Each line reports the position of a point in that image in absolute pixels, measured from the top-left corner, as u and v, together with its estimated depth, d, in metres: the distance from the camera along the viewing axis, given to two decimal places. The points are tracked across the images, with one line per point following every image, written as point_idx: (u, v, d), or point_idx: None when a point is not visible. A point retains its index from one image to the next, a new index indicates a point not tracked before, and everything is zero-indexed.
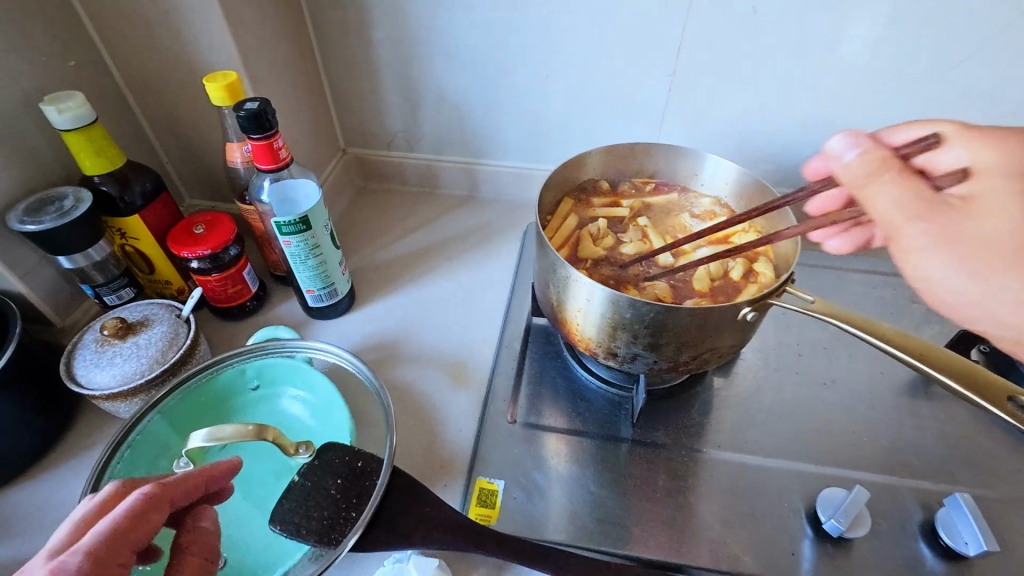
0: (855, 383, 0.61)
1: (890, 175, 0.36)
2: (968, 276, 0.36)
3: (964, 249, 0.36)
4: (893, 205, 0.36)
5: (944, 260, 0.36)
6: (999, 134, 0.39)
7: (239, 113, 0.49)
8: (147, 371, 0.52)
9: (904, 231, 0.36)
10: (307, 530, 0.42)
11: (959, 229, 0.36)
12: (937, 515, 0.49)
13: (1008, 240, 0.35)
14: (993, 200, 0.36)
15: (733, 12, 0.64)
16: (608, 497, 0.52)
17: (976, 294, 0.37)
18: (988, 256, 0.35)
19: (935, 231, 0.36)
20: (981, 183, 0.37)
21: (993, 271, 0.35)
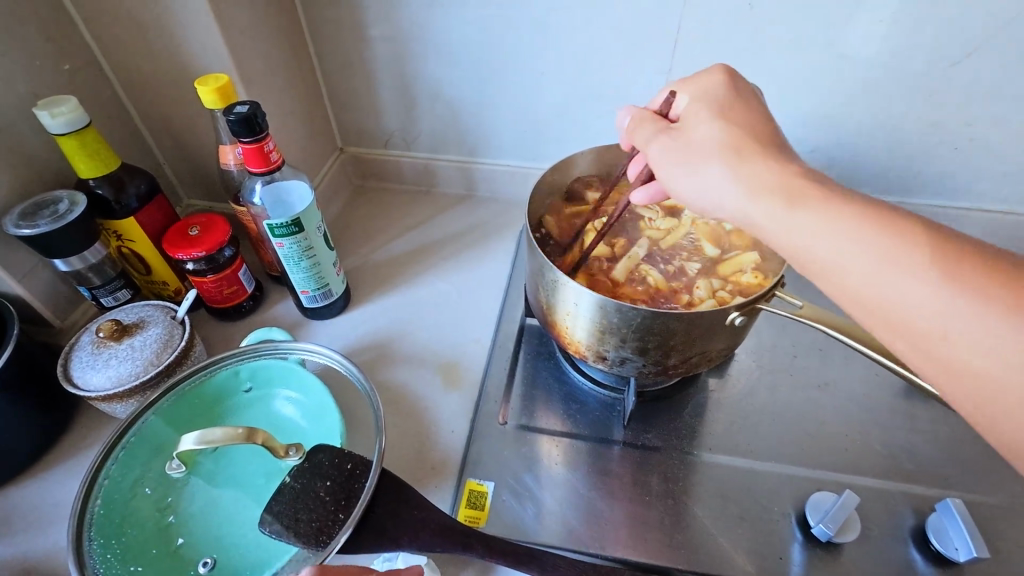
0: (850, 385, 0.61)
1: (647, 122, 0.44)
2: (704, 179, 0.38)
3: (683, 156, 0.40)
4: (642, 136, 0.44)
5: (677, 168, 0.40)
6: (700, 76, 0.45)
7: (229, 117, 0.49)
8: (142, 372, 0.53)
9: (648, 149, 0.43)
10: (296, 533, 0.43)
11: (688, 140, 0.40)
12: (928, 521, 0.48)
13: (710, 140, 0.39)
14: (699, 116, 0.41)
15: (728, 9, 0.63)
16: (597, 500, 0.52)
17: (714, 193, 0.38)
18: (700, 157, 0.39)
19: (674, 157, 0.40)
20: (692, 109, 0.42)
21: (701, 170, 0.38)
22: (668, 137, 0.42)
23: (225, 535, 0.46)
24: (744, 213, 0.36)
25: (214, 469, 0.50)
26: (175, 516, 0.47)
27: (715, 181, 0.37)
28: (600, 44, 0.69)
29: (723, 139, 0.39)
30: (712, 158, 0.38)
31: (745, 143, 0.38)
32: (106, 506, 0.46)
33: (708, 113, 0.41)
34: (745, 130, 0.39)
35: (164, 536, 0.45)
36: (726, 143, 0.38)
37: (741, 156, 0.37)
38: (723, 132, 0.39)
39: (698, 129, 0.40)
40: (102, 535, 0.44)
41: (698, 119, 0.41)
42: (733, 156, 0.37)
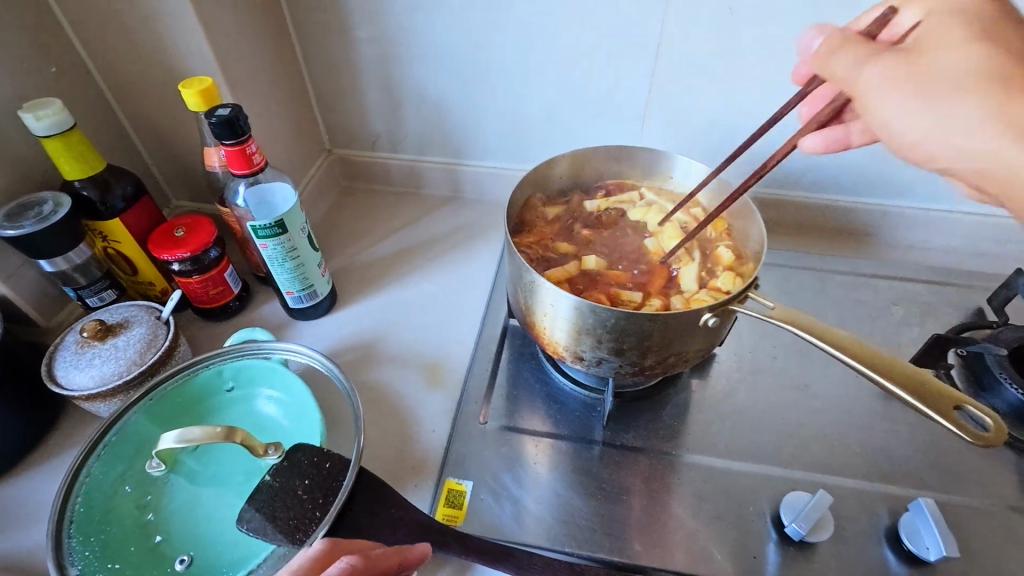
0: (828, 386, 0.61)
1: (844, 48, 0.39)
2: (925, 115, 0.37)
3: (937, 87, 0.37)
4: (845, 64, 0.39)
5: (913, 103, 0.37)
6: None
7: (211, 119, 0.50)
8: (125, 372, 0.53)
9: (868, 72, 0.38)
10: (273, 530, 0.43)
11: (922, 66, 0.38)
12: (901, 521, 0.49)
13: (960, 67, 0.37)
14: (942, 45, 0.38)
15: (711, 13, 0.63)
16: (576, 499, 0.53)
17: (947, 132, 0.37)
18: (943, 91, 0.37)
19: (916, 90, 0.37)
20: (929, 29, 0.40)
21: (947, 104, 0.37)
22: (904, 60, 0.38)
23: (203, 533, 0.46)
24: (980, 154, 0.37)
25: (194, 467, 0.50)
26: (154, 514, 0.47)
27: (964, 118, 0.36)
28: (584, 47, 0.69)
29: (970, 70, 0.37)
30: (973, 93, 0.36)
31: (1012, 78, 0.36)
32: (86, 504, 0.46)
33: (961, 35, 0.38)
34: (1004, 54, 0.37)
35: (143, 533, 0.46)
36: (986, 70, 0.37)
37: (1011, 89, 0.35)
38: (983, 56, 0.37)
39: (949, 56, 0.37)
40: (82, 532, 0.44)
41: (941, 43, 0.38)
42: (1003, 90, 0.36)
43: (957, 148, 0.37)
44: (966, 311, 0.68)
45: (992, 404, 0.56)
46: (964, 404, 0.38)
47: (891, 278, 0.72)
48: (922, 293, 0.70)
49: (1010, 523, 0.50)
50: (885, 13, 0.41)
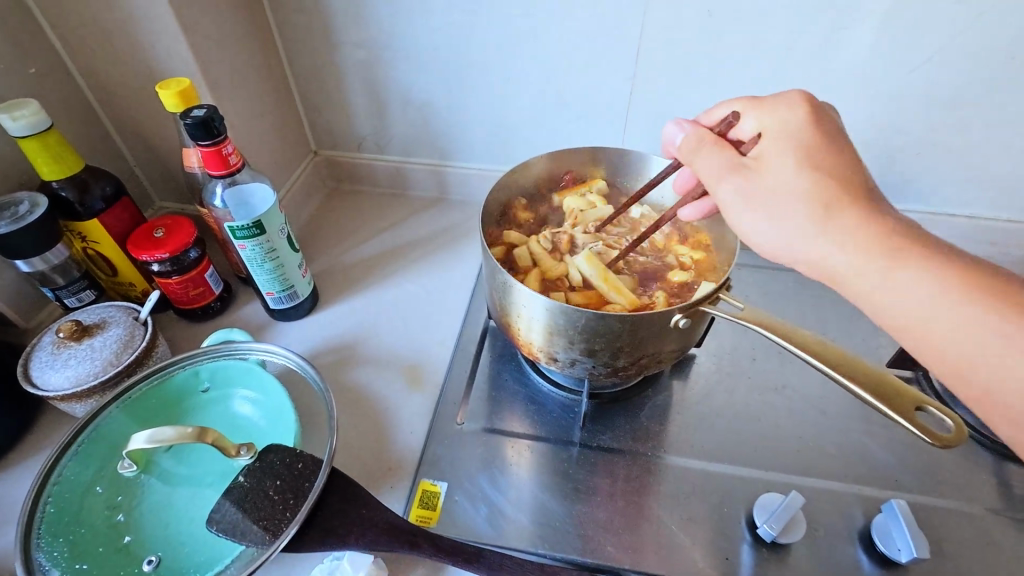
0: (806, 387, 0.61)
1: (707, 146, 0.44)
2: (775, 228, 0.41)
3: (763, 202, 0.41)
4: (707, 168, 0.44)
5: (755, 212, 0.42)
6: (775, 102, 0.46)
7: (186, 120, 0.50)
8: (101, 372, 0.53)
9: (716, 189, 0.44)
10: (243, 531, 0.43)
11: (763, 186, 0.42)
12: (874, 522, 0.49)
13: (790, 186, 0.41)
14: (775, 159, 0.43)
15: (690, 17, 0.64)
16: (551, 501, 0.52)
17: (784, 240, 0.41)
18: (781, 201, 0.41)
19: (750, 200, 0.42)
20: (769, 145, 0.44)
21: (784, 214, 0.41)
22: (745, 177, 0.42)
23: (173, 534, 0.46)
24: (810, 259, 0.40)
25: (167, 468, 0.50)
26: (124, 515, 0.47)
27: (775, 233, 0.41)
28: (565, 48, 0.69)
29: (808, 185, 0.41)
30: (793, 208, 0.40)
31: (840, 200, 0.40)
32: (57, 504, 0.46)
33: (789, 150, 0.42)
34: (830, 176, 0.41)
35: (113, 534, 0.46)
36: (805, 191, 0.40)
37: (831, 213, 0.39)
38: (807, 175, 0.41)
39: (781, 167, 0.42)
40: (51, 532, 0.44)
41: (774, 157, 0.43)
42: (821, 213, 0.40)
43: (784, 256, 0.42)
44: None
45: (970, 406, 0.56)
46: (925, 405, 0.39)
47: None
48: None
49: (986, 525, 0.50)
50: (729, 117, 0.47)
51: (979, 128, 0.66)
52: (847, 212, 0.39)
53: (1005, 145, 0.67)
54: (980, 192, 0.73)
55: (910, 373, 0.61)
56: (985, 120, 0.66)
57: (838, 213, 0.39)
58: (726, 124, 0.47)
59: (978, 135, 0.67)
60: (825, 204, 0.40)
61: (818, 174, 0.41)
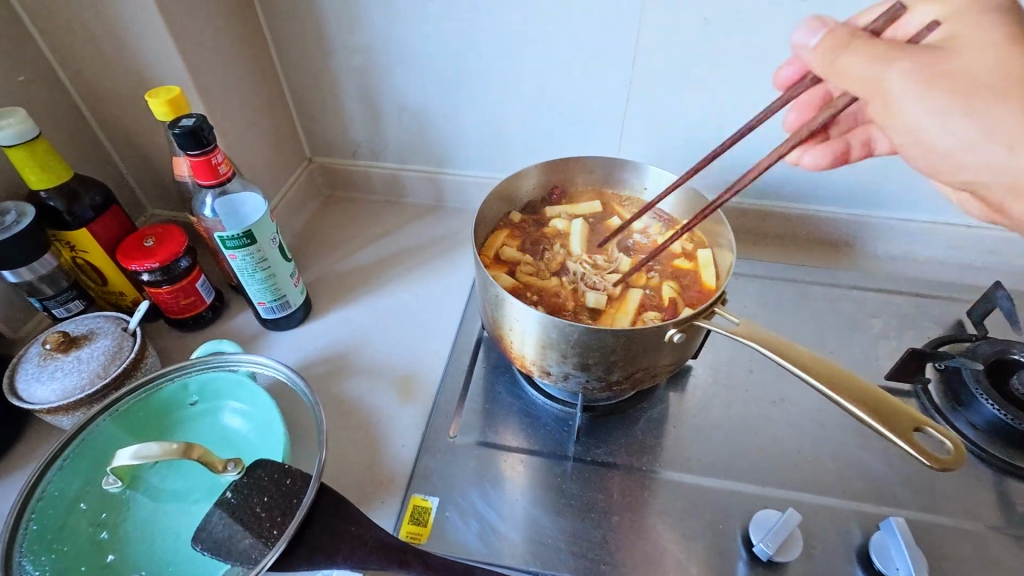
0: (803, 400, 0.60)
1: (855, 45, 0.39)
2: (948, 127, 0.38)
3: (953, 84, 0.37)
4: (864, 66, 0.38)
5: (927, 106, 0.38)
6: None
7: (175, 130, 0.49)
8: (88, 385, 0.52)
9: (888, 74, 0.38)
10: (230, 550, 0.42)
11: (954, 67, 0.37)
12: (872, 539, 0.48)
13: (971, 72, 0.37)
14: (972, 42, 0.38)
15: (688, 22, 0.63)
16: (544, 517, 0.52)
17: (973, 138, 0.38)
18: (959, 95, 0.37)
19: (920, 78, 0.37)
20: (954, 28, 0.39)
21: (969, 117, 0.37)
22: (923, 68, 0.37)
23: (157, 553, 0.46)
24: (986, 160, 0.39)
25: (153, 483, 0.49)
26: (109, 533, 0.47)
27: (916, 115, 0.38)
28: (561, 53, 0.69)
29: (1008, 80, 0.37)
30: (1001, 103, 0.37)
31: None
32: (40, 521, 0.45)
33: (993, 38, 0.38)
34: None
35: (96, 552, 0.45)
36: (1008, 77, 0.37)
37: (1017, 102, 0.36)
38: (1015, 57, 0.37)
39: (981, 59, 0.37)
40: (34, 551, 0.43)
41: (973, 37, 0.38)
42: (1006, 99, 0.36)
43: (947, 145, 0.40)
44: (946, 323, 0.67)
45: (970, 420, 0.55)
46: (924, 426, 0.39)
47: (871, 290, 0.71)
48: (902, 306, 0.69)
49: (986, 543, 0.50)
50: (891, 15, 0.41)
51: None
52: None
53: None
54: None
55: (908, 387, 0.60)
56: None
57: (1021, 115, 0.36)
58: (902, 32, 0.41)
59: None
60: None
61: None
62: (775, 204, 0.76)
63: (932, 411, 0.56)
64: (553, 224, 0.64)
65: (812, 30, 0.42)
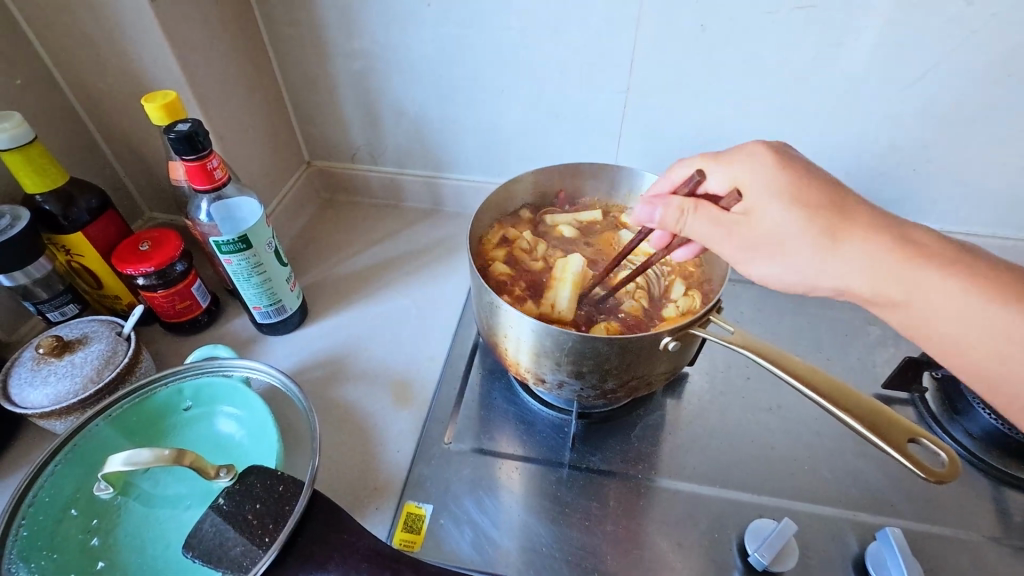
0: (800, 408, 0.60)
1: (693, 212, 0.44)
2: (791, 266, 0.44)
3: (767, 246, 0.44)
4: (704, 233, 0.44)
5: (765, 261, 0.45)
6: (742, 154, 0.47)
7: (170, 135, 0.49)
8: (81, 390, 0.52)
9: (719, 250, 0.45)
10: (219, 558, 0.41)
11: (758, 232, 0.44)
12: (868, 549, 0.48)
13: (783, 230, 0.43)
14: (763, 205, 0.44)
15: (684, 30, 0.63)
16: (539, 525, 0.51)
17: (804, 271, 0.44)
18: (782, 249, 0.43)
19: (757, 254, 0.44)
20: (754, 195, 0.45)
21: (789, 255, 0.44)
22: (733, 238, 0.44)
23: (147, 561, 0.45)
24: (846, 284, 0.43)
25: (145, 489, 0.49)
26: (100, 540, 0.46)
27: (808, 270, 0.43)
28: (558, 60, 0.69)
29: (808, 230, 0.43)
30: (802, 248, 0.43)
31: (824, 227, 0.43)
32: (31, 527, 0.45)
33: (778, 199, 0.43)
34: (815, 209, 0.43)
35: (86, 559, 0.45)
36: (795, 227, 0.43)
37: (834, 238, 0.43)
38: (806, 216, 0.43)
39: (774, 216, 0.43)
40: (24, 557, 0.43)
41: (763, 200, 0.44)
42: (828, 241, 0.43)
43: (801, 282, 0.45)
44: None
45: (967, 429, 0.55)
46: (919, 438, 0.39)
47: None
48: None
49: (983, 553, 0.49)
50: (695, 176, 0.46)
51: (977, 144, 0.66)
52: (867, 235, 0.43)
53: (1002, 162, 0.67)
54: (977, 209, 0.72)
55: (906, 395, 0.60)
56: (983, 137, 0.65)
57: (868, 252, 0.42)
58: (691, 183, 0.46)
59: (976, 152, 0.66)
60: (835, 236, 0.43)
61: (815, 210, 0.43)
62: None
63: (929, 420, 0.57)
64: (560, 230, 0.64)
65: (649, 202, 0.45)
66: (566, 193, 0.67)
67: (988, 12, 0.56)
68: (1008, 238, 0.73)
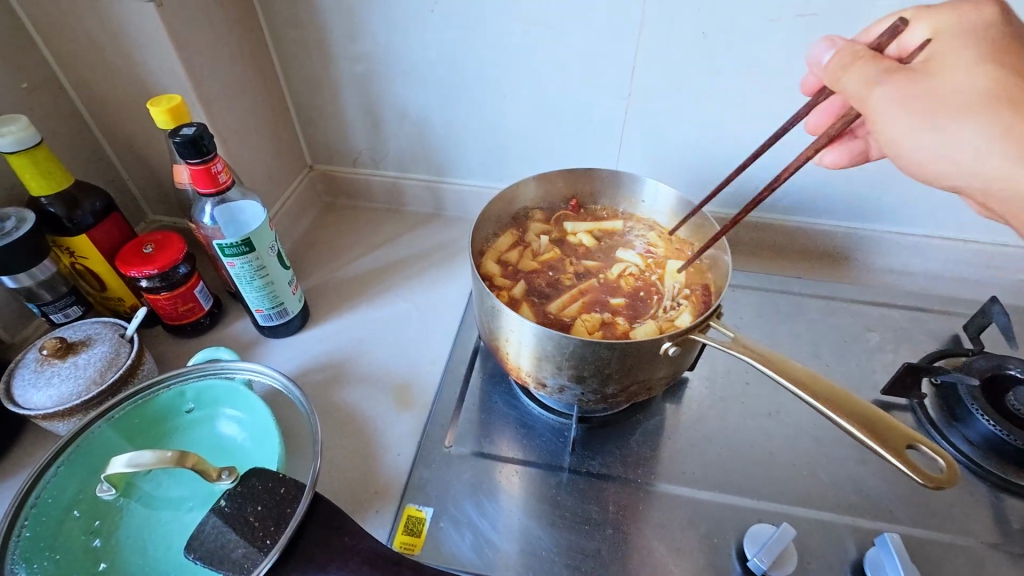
0: (800, 413, 0.60)
1: (861, 63, 0.41)
2: (952, 141, 0.40)
3: (930, 107, 0.40)
4: (861, 87, 0.41)
5: (924, 127, 0.40)
6: (944, 9, 0.44)
7: (175, 139, 0.49)
8: (84, 392, 0.52)
9: (874, 95, 0.41)
10: (221, 560, 0.41)
11: (937, 90, 0.40)
12: (867, 555, 0.48)
13: (966, 92, 0.39)
14: (950, 58, 0.41)
15: (687, 35, 0.63)
16: (539, 528, 0.51)
17: (952, 150, 0.40)
18: (954, 112, 0.39)
19: (909, 105, 0.40)
20: (943, 45, 0.42)
21: (957, 129, 0.39)
22: (908, 82, 0.40)
23: (149, 563, 0.45)
24: (992, 171, 0.40)
25: (146, 491, 0.49)
26: (101, 541, 0.47)
27: (969, 141, 0.40)
28: (561, 64, 0.69)
29: (995, 100, 0.39)
30: (977, 116, 0.39)
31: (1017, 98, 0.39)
32: (33, 528, 0.45)
33: (970, 54, 0.41)
34: (1011, 70, 0.40)
35: (88, 560, 0.45)
36: (989, 91, 0.39)
37: (1018, 109, 0.39)
38: (991, 78, 0.40)
39: (960, 71, 0.40)
40: (26, 558, 0.43)
41: (953, 54, 0.41)
42: (1013, 114, 0.39)
43: (946, 166, 0.41)
44: (942, 338, 0.67)
45: (965, 436, 0.55)
46: (917, 443, 0.39)
47: (869, 304, 0.71)
48: (899, 320, 0.70)
49: (981, 559, 0.50)
50: (896, 24, 0.41)
51: None
52: None
53: None
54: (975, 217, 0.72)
55: (905, 401, 0.60)
56: None
57: None
58: (891, 32, 0.41)
59: None
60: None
61: (1003, 79, 0.40)
62: (771, 217, 0.77)
63: (927, 426, 0.57)
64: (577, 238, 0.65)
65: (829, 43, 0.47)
66: (579, 201, 0.67)
67: None
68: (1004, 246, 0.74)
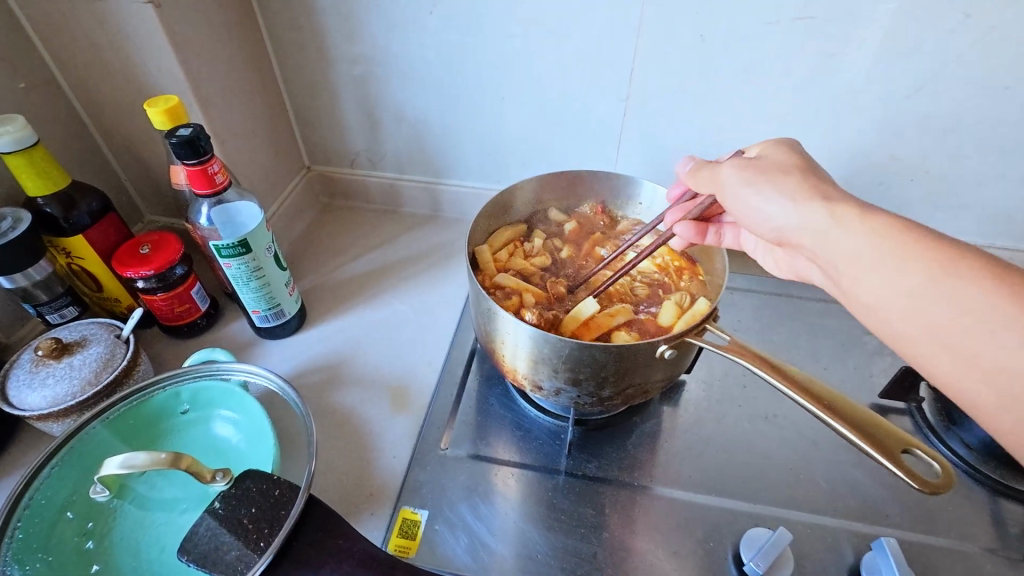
0: (798, 416, 0.60)
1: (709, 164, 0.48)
2: (773, 198, 0.42)
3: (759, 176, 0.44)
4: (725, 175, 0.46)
5: (749, 186, 0.44)
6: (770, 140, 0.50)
7: (172, 139, 0.49)
8: (79, 393, 0.52)
9: (718, 171, 0.46)
10: (214, 563, 0.41)
11: (760, 166, 0.45)
12: (864, 559, 0.48)
13: (779, 166, 0.44)
14: (771, 156, 0.46)
15: (686, 39, 0.63)
16: (534, 531, 0.51)
17: (780, 209, 0.42)
18: (771, 178, 0.43)
19: (743, 175, 0.44)
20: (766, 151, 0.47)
21: (770, 187, 0.42)
22: (739, 165, 0.45)
23: (142, 564, 0.45)
24: (806, 224, 0.40)
25: (141, 492, 0.49)
26: (94, 543, 0.46)
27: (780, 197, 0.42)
28: (558, 68, 0.69)
29: (804, 178, 0.42)
30: (787, 181, 0.42)
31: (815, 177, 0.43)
32: (26, 529, 0.45)
33: (782, 151, 0.46)
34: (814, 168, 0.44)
35: (81, 562, 0.45)
36: (794, 168, 0.43)
37: (816, 182, 0.42)
38: (801, 163, 0.44)
39: (776, 155, 0.45)
40: (19, 559, 0.43)
41: (773, 155, 0.46)
42: (813, 184, 0.42)
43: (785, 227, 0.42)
44: None
45: (964, 439, 0.55)
46: (913, 448, 0.39)
47: None
48: None
49: (979, 564, 0.49)
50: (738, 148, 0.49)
51: (974, 156, 0.66)
52: (827, 188, 0.41)
53: (998, 174, 0.67)
54: (973, 221, 0.72)
55: (903, 405, 0.60)
56: (982, 147, 0.65)
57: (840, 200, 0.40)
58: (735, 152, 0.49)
59: (973, 163, 0.67)
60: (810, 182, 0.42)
61: (806, 170, 0.44)
62: None
63: (926, 430, 0.57)
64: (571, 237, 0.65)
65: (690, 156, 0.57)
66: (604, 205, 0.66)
67: (985, 25, 0.56)
68: (1003, 250, 0.74)
